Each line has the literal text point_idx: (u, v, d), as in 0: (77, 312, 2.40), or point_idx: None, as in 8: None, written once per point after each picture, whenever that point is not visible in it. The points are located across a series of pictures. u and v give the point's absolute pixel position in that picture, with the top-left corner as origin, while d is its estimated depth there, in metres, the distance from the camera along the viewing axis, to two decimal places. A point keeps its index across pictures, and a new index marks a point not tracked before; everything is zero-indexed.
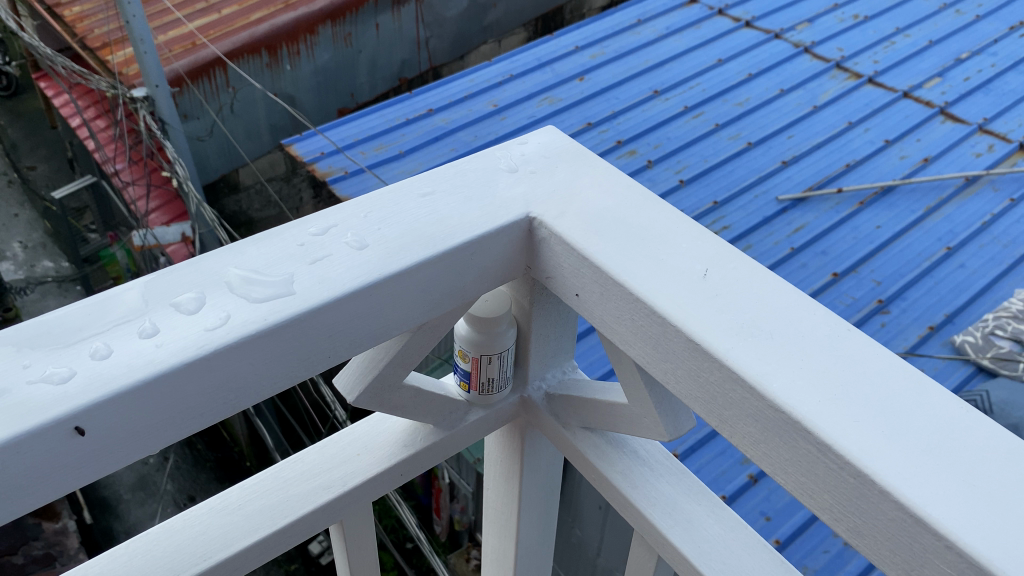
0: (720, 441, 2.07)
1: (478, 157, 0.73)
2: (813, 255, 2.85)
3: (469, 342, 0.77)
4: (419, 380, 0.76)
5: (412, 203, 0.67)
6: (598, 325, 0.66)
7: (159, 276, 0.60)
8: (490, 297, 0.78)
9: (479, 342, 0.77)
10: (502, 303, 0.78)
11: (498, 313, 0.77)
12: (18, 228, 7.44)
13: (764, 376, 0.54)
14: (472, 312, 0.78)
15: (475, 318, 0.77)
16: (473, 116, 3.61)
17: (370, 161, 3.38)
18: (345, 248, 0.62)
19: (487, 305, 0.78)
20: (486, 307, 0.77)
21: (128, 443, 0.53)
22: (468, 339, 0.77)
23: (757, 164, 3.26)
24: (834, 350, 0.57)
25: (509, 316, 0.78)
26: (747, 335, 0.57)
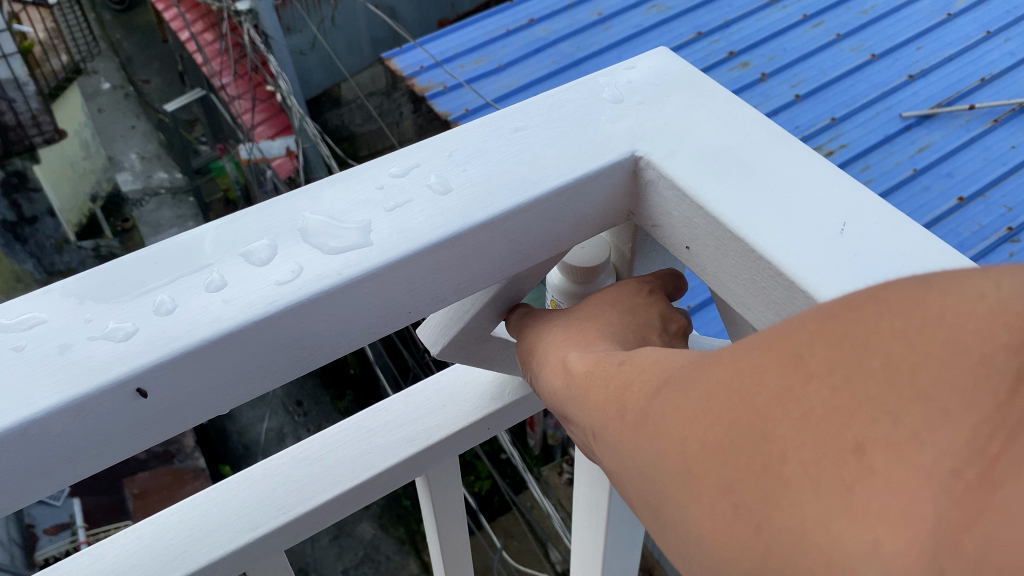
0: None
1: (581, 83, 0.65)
2: (938, 178, 2.64)
3: (567, 292, 0.71)
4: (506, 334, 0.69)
5: (503, 139, 0.59)
6: (711, 281, 0.59)
7: (227, 221, 0.55)
8: (588, 247, 0.70)
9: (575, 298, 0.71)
10: (602, 250, 0.70)
11: (597, 267, 0.70)
12: (134, 140, 7.81)
13: None
14: (568, 261, 0.70)
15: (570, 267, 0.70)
16: (576, 26, 3.46)
17: (469, 75, 3.29)
18: (427, 192, 0.55)
19: (584, 256, 0.70)
20: (581, 261, 0.69)
21: (194, 404, 0.50)
22: (565, 289, 0.71)
23: (881, 78, 3.02)
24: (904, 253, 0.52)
25: (609, 265, 0.71)
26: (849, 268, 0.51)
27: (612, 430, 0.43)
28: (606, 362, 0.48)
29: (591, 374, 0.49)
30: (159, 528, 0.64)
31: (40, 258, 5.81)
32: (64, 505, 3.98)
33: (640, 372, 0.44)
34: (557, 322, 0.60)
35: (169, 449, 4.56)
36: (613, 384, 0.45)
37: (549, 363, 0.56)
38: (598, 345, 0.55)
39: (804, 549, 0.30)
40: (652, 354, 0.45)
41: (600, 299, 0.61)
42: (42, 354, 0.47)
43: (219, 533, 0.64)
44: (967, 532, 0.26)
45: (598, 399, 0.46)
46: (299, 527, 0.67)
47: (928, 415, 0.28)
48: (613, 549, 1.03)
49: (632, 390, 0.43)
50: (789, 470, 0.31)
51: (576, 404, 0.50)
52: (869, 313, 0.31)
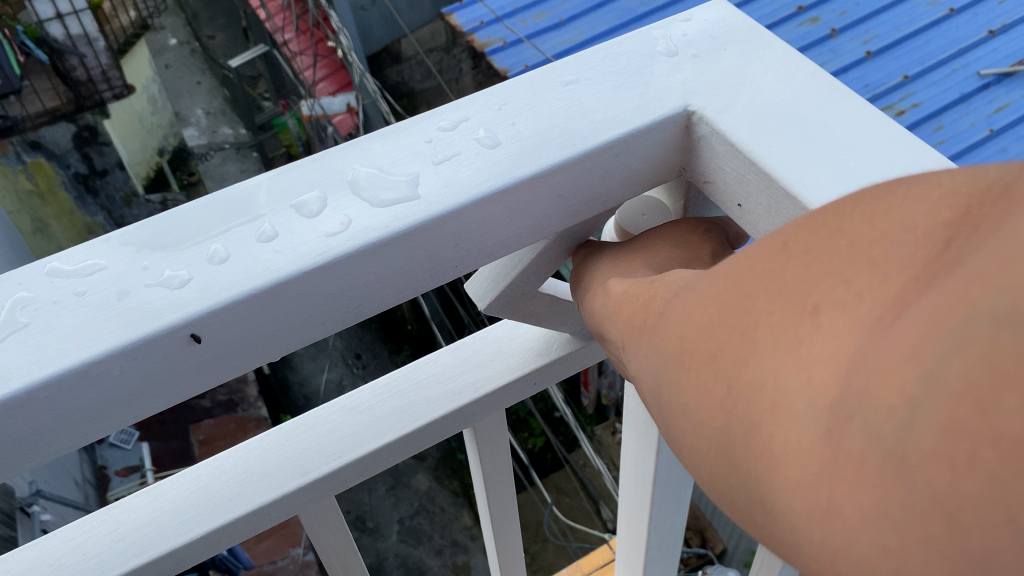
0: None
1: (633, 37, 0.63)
2: (1016, 139, 2.54)
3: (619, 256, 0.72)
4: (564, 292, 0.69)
5: (553, 93, 0.59)
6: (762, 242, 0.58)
7: (281, 172, 0.56)
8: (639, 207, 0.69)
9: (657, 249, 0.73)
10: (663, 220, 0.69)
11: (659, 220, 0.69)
12: (200, 96, 7.98)
13: None
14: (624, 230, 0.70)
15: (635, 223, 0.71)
16: None
17: (529, 31, 3.35)
18: (475, 146, 0.55)
19: (640, 221, 0.69)
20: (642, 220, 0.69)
21: (245, 351, 0.51)
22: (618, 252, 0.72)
23: (960, 34, 2.91)
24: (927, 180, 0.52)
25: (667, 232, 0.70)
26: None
27: (635, 353, 0.46)
28: (639, 283, 0.51)
29: (621, 293, 0.52)
30: (215, 471, 0.66)
31: (111, 210, 6.02)
32: (134, 449, 4.16)
33: (658, 292, 0.47)
34: (608, 252, 0.61)
35: (233, 398, 4.67)
36: (635, 300, 0.49)
37: (588, 291, 0.59)
38: (629, 267, 0.57)
39: (755, 399, 0.34)
40: (670, 275, 0.48)
41: (657, 232, 0.60)
42: (101, 301, 0.48)
43: (273, 476, 0.66)
44: (869, 361, 0.30)
45: (625, 320, 0.49)
46: (350, 472, 0.69)
47: (870, 279, 0.31)
48: (658, 510, 1.03)
49: (653, 309, 0.45)
50: (759, 335, 0.35)
51: (609, 324, 0.52)
52: (842, 205, 0.35)
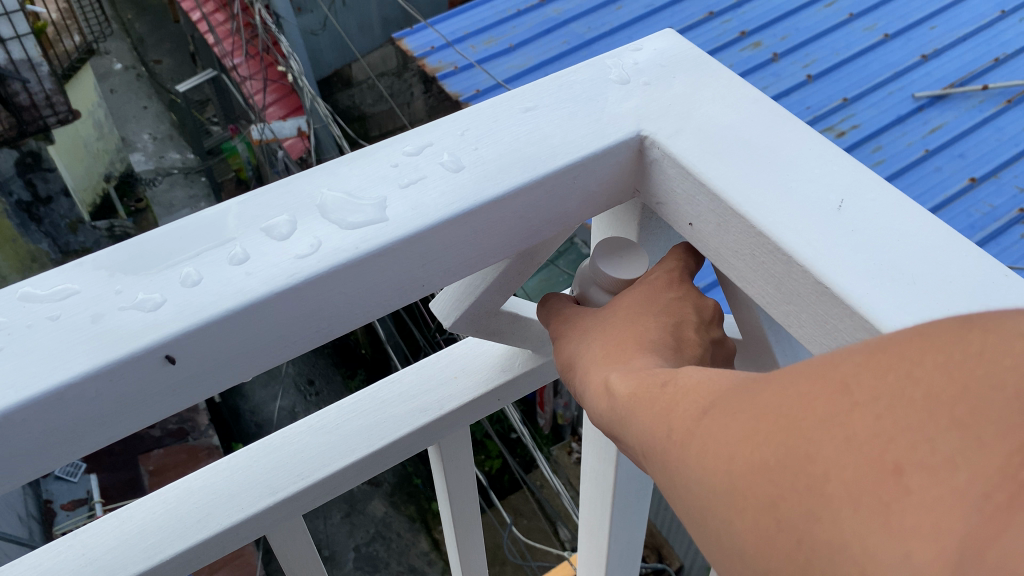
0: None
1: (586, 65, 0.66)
2: (950, 158, 2.70)
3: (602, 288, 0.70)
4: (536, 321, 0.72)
5: (513, 119, 0.62)
6: (714, 257, 0.61)
7: (250, 198, 0.58)
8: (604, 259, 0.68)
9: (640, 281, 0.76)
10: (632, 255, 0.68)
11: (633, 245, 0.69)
12: (147, 121, 7.91)
13: (853, 290, 0.50)
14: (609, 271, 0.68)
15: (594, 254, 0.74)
16: (587, 5, 3.63)
17: (479, 56, 3.45)
18: (440, 170, 0.58)
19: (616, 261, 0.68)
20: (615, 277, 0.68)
21: (218, 372, 0.53)
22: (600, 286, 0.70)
23: (894, 58, 3.09)
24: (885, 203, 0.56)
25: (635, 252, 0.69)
26: (888, 282, 0.51)
27: (661, 469, 0.43)
28: (649, 383, 0.49)
29: (629, 388, 0.50)
30: (183, 492, 0.67)
31: (55, 237, 5.86)
32: (80, 482, 4.05)
33: (687, 395, 0.44)
34: (596, 337, 0.61)
35: (184, 427, 4.63)
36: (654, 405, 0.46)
37: (589, 382, 0.57)
38: (634, 356, 0.56)
39: (838, 561, 0.32)
40: (690, 376, 0.46)
41: (633, 304, 0.61)
42: (75, 324, 0.49)
43: (241, 497, 0.67)
44: (988, 549, 0.27)
45: (641, 421, 0.47)
46: (318, 491, 0.70)
47: (961, 443, 0.29)
48: (616, 531, 1.07)
49: (680, 422, 0.43)
50: (831, 490, 0.32)
51: (620, 426, 0.50)
52: (913, 347, 0.32)
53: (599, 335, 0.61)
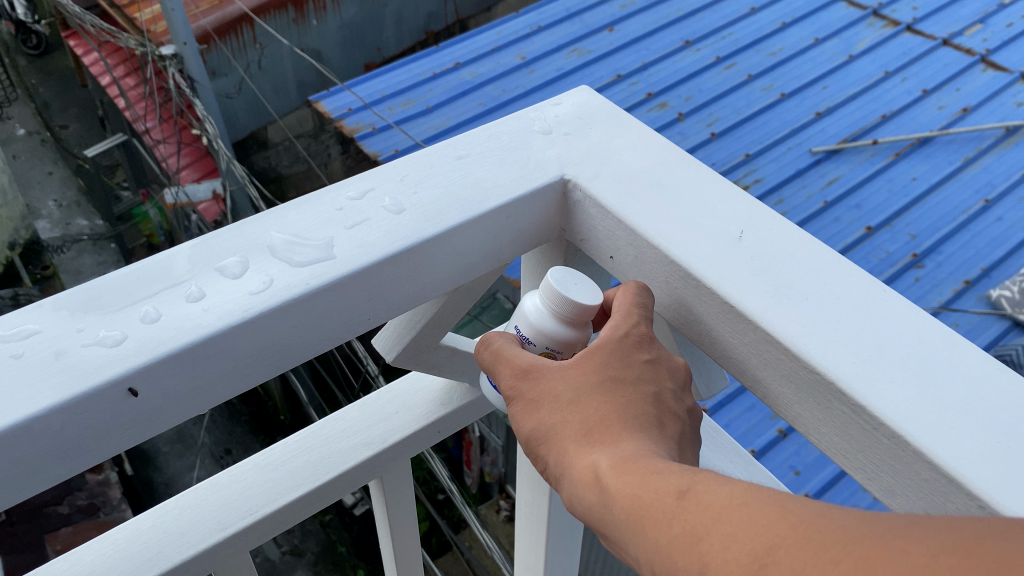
0: (737, 404, 2.38)
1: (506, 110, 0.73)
2: (847, 209, 2.91)
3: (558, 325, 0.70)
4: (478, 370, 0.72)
5: (448, 166, 0.67)
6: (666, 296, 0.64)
7: (202, 242, 0.61)
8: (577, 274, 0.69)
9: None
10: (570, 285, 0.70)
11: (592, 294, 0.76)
12: (53, 186, 7.71)
13: (757, 306, 0.57)
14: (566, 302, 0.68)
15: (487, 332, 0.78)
16: (501, 69, 3.80)
17: (397, 117, 3.56)
18: (383, 212, 0.63)
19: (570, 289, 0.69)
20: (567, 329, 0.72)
21: (176, 403, 0.55)
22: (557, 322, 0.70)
23: (791, 116, 3.32)
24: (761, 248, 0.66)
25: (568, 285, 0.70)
26: (784, 300, 0.58)
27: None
28: (662, 495, 0.47)
29: (638, 493, 0.49)
30: (132, 533, 0.68)
31: None
32: None
33: (733, 531, 0.42)
34: (573, 414, 0.59)
35: (94, 502, 4.43)
36: (673, 532, 0.45)
37: (583, 475, 0.55)
38: (631, 447, 0.54)
39: None
40: (717, 494, 0.44)
41: (616, 377, 0.60)
42: (38, 360, 0.52)
43: (192, 534, 0.69)
44: None
45: (663, 536, 0.46)
46: (266, 526, 0.72)
47: None
48: (552, 564, 1.10)
49: (721, 558, 0.41)
50: None
51: (625, 532, 0.49)
52: None
53: (587, 416, 0.59)
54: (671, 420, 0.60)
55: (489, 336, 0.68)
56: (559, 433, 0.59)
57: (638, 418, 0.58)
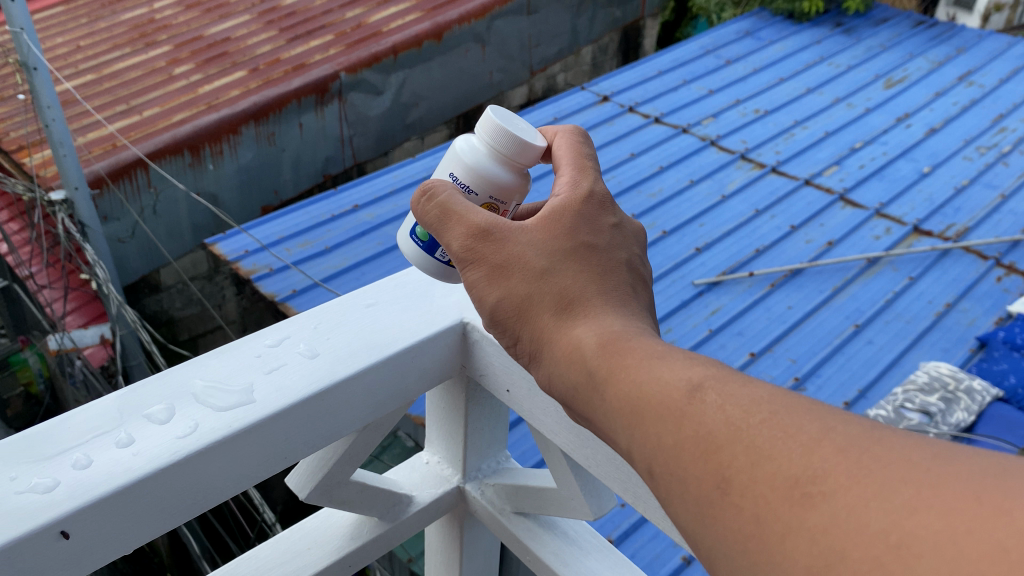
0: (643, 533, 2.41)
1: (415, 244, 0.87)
2: (730, 336, 3.12)
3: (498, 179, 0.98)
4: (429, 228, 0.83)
5: (360, 312, 0.77)
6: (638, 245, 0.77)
7: (128, 391, 0.66)
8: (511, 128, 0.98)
9: (440, 496, 1.00)
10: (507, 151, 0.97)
11: (494, 172, 0.97)
12: None
13: None
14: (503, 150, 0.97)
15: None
16: (398, 210, 3.97)
17: (295, 257, 3.64)
18: (299, 357, 0.70)
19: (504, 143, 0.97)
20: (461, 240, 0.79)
21: (106, 545, 0.59)
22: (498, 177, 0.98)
23: (673, 252, 3.61)
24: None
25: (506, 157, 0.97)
26: None
27: (707, 509, 0.47)
28: (675, 391, 0.53)
29: (627, 364, 0.59)
30: None
31: None
32: None
33: (779, 449, 0.45)
34: (555, 290, 0.70)
35: None
36: (683, 434, 0.51)
37: (567, 347, 0.66)
38: (609, 322, 0.65)
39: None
40: (734, 395, 0.50)
41: (593, 263, 0.72)
42: None
43: None
44: None
45: (667, 437, 0.52)
46: None
47: None
48: None
49: (749, 477, 0.46)
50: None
51: (623, 414, 0.57)
52: None
53: (565, 293, 0.69)
54: (632, 291, 0.72)
55: (439, 189, 0.80)
56: (536, 307, 0.70)
57: (607, 293, 0.69)
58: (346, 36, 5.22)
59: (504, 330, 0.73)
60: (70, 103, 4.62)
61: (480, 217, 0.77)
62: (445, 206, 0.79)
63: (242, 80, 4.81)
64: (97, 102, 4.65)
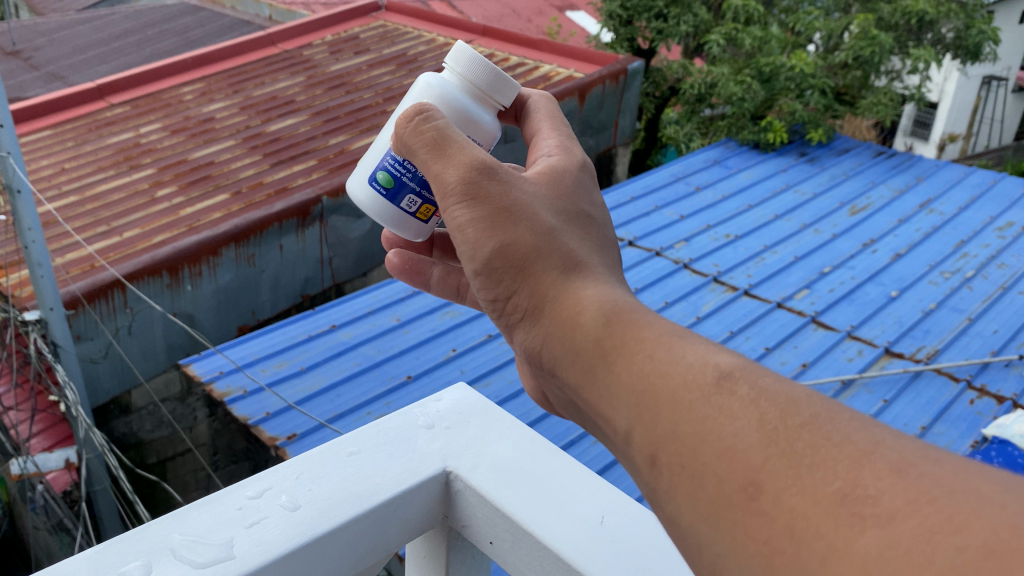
0: None
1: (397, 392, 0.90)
2: None
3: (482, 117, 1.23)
4: (416, 137, 0.98)
5: (342, 461, 0.81)
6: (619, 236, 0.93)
7: (108, 549, 0.69)
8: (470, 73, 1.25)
9: None
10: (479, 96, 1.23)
11: (475, 111, 1.22)
12: None
13: None
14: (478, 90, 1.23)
15: (356, 195, 1.29)
16: (376, 330, 4.00)
17: (269, 378, 3.62)
18: (281, 509, 0.73)
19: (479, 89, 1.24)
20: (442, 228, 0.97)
21: None
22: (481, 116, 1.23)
23: None
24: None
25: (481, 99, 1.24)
26: None
27: (730, 507, 0.55)
28: (703, 374, 0.62)
29: (643, 338, 0.69)
30: None
31: None
32: None
33: (823, 455, 0.53)
34: (559, 249, 0.83)
35: None
36: (703, 408, 0.60)
37: (573, 312, 0.77)
38: (611, 294, 0.78)
39: None
40: (774, 387, 0.59)
41: (589, 240, 0.87)
42: None
43: None
44: None
45: (682, 420, 0.61)
46: None
47: None
48: None
49: (793, 490, 0.52)
50: None
51: (634, 359, 0.68)
52: None
53: (567, 261, 0.82)
54: (613, 264, 0.88)
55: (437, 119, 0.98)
56: (538, 260, 0.82)
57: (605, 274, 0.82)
58: (329, 161, 5.38)
59: (494, 275, 0.86)
60: (50, 224, 4.68)
61: (479, 158, 0.91)
62: (439, 134, 0.96)
63: (223, 203, 4.91)
64: (77, 223, 4.71)
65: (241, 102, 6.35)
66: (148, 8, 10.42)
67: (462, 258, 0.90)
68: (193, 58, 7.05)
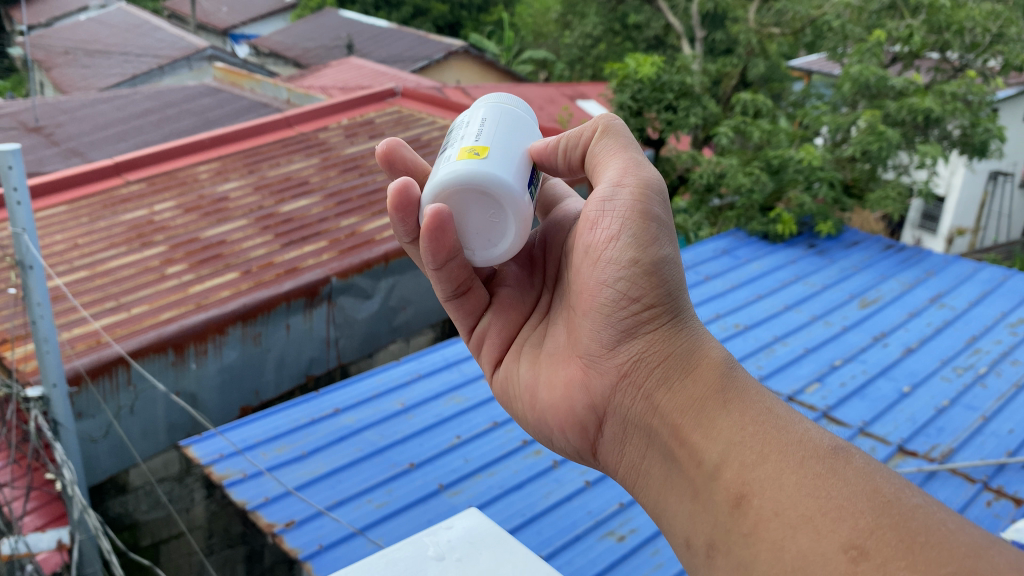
0: None
1: (419, 533, 1.39)
2: None
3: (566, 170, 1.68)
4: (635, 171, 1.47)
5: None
6: None
7: None
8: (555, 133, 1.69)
9: None
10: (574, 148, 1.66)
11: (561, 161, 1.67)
12: None
13: None
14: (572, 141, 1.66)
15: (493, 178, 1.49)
16: (381, 414, 3.92)
17: (270, 463, 3.53)
18: None
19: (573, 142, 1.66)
20: (607, 230, 1.42)
21: None
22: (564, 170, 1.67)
23: None
24: (472, 346, 1.78)
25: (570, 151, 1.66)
26: None
27: (847, 560, 0.96)
28: (819, 445, 1.11)
29: (758, 397, 1.22)
30: None
31: None
32: None
33: (934, 541, 0.94)
34: (688, 309, 1.39)
35: None
36: (822, 468, 1.07)
37: (703, 354, 1.31)
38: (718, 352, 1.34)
39: None
40: (884, 481, 1.05)
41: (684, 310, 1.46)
42: None
43: None
44: None
45: (792, 473, 1.08)
46: None
47: None
48: None
49: (909, 566, 0.92)
50: None
51: (763, 403, 1.20)
52: None
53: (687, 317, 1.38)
54: None
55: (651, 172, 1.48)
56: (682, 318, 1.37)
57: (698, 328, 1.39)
58: (339, 243, 5.39)
59: (653, 298, 1.36)
60: (59, 299, 4.66)
61: (663, 219, 1.43)
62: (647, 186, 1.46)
63: (233, 281, 4.90)
64: (85, 299, 4.69)
65: (255, 182, 6.39)
66: (166, 88, 10.61)
67: (623, 268, 1.38)
68: (210, 138, 7.15)
